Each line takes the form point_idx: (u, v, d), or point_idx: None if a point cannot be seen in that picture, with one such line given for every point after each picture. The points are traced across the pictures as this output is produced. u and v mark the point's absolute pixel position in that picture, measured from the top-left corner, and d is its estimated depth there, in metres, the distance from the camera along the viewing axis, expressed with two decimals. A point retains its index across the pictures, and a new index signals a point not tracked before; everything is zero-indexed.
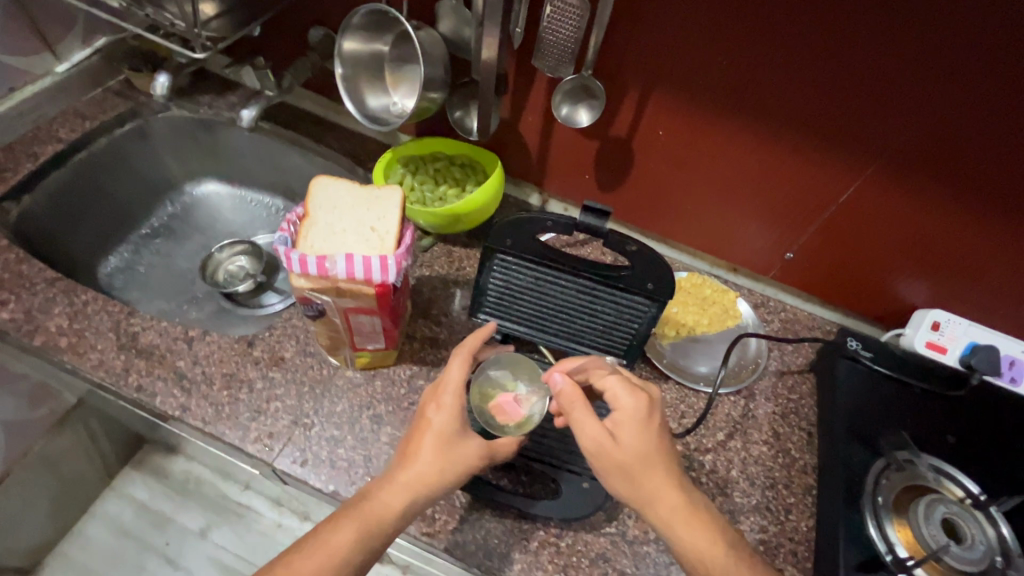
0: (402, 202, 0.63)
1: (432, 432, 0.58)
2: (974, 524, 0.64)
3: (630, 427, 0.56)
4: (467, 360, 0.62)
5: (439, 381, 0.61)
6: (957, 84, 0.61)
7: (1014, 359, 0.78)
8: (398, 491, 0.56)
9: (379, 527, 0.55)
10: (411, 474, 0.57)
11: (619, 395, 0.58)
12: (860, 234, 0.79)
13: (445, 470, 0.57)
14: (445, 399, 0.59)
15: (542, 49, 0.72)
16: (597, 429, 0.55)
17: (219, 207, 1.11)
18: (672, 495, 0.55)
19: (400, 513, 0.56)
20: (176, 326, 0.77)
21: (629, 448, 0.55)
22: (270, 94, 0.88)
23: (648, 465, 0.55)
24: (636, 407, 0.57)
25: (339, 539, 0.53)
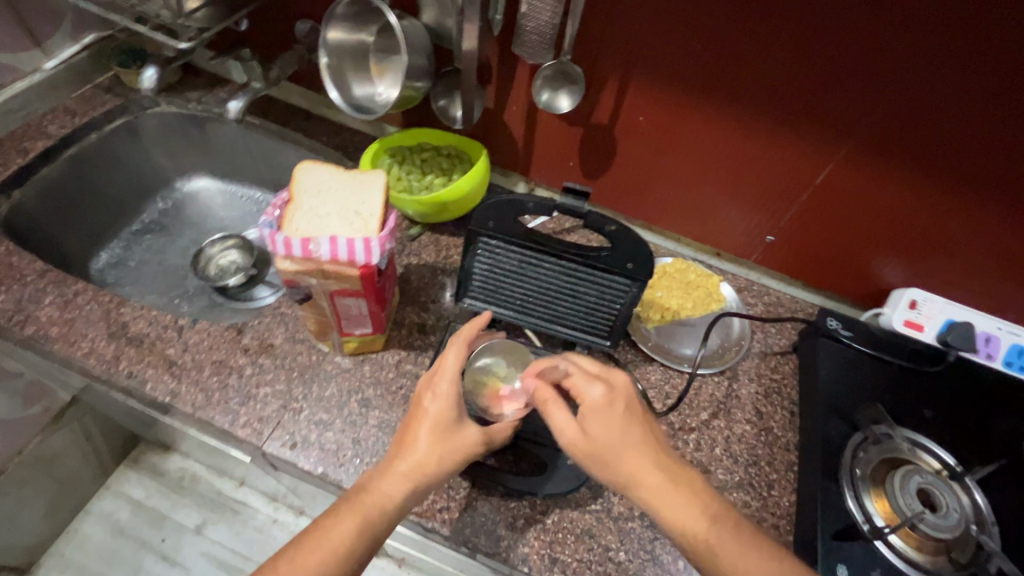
0: (385, 187, 0.64)
1: (429, 420, 0.59)
2: (948, 494, 0.65)
3: (597, 413, 0.57)
4: (461, 347, 0.62)
5: (434, 369, 0.61)
6: (925, 64, 0.63)
7: (990, 335, 0.80)
8: (398, 481, 0.56)
9: (380, 517, 0.55)
10: (410, 464, 0.57)
11: (582, 382, 0.59)
12: (837, 216, 0.80)
13: (444, 458, 0.58)
14: (440, 387, 0.60)
15: (521, 36, 0.73)
16: (564, 420, 0.58)
17: (211, 203, 1.12)
18: (653, 477, 0.54)
19: (401, 502, 0.56)
20: (165, 315, 0.78)
21: (600, 435, 0.56)
22: (256, 86, 0.88)
23: (620, 450, 0.55)
24: (600, 394, 0.58)
25: (341, 532, 0.53)
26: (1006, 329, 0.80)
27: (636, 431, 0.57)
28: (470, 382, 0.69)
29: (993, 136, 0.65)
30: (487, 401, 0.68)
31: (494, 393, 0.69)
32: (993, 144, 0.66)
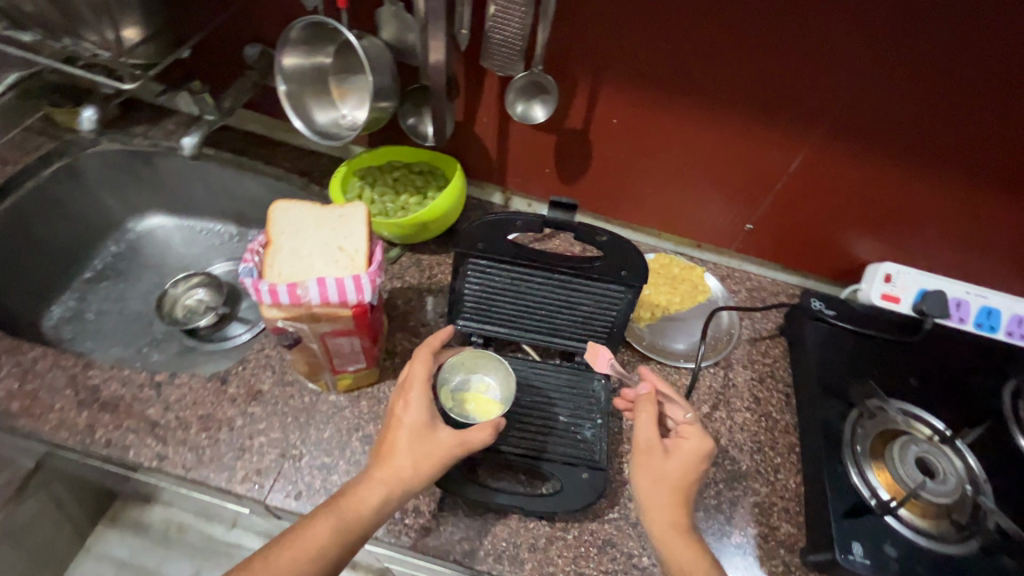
0: (368, 218, 0.62)
1: (404, 428, 0.59)
2: (944, 460, 0.68)
3: (680, 454, 0.61)
4: (428, 358, 0.63)
5: (405, 380, 0.63)
6: (887, 50, 0.65)
7: (960, 300, 0.83)
8: (373, 487, 0.57)
9: (356, 522, 0.56)
10: (386, 471, 0.58)
11: (691, 430, 0.63)
12: (812, 199, 0.83)
13: (418, 465, 0.58)
14: (412, 395, 0.61)
15: (489, 49, 0.72)
16: (650, 431, 0.63)
17: (169, 241, 1.05)
18: (678, 512, 0.60)
19: (377, 509, 0.57)
20: (140, 373, 0.73)
21: (669, 463, 0.61)
22: (210, 118, 0.84)
23: (679, 489, 0.61)
24: (695, 446, 0.62)
25: (315, 536, 0.55)
26: (974, 293, 0.83)
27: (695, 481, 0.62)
28: (449, 399, 0.67)
29: (954, 114, 0.68)
30: (472, 412, 0.66)
31: (477, 403, 0.67)
32: (954, 121, 0.69)
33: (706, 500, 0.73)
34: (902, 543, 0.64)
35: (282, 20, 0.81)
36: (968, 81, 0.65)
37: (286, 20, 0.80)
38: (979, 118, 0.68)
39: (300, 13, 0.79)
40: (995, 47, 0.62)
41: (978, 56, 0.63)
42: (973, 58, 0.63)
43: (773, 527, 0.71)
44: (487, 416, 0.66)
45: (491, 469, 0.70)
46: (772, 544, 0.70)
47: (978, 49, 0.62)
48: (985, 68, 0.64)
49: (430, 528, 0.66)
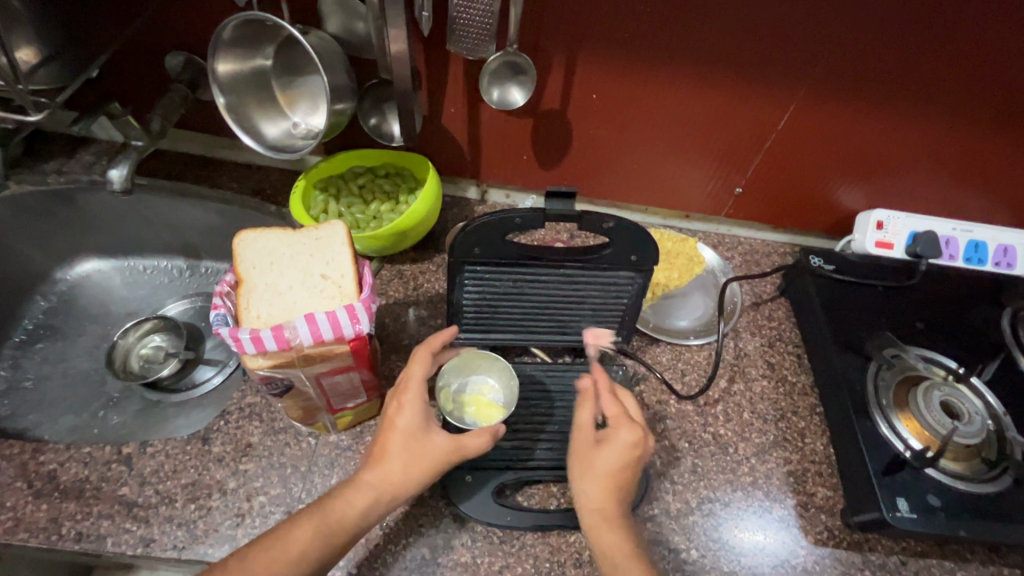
0: (348, 237, 0.55)
1: (397, 431, 0.53)
2: (966, 401, 0.68)
3: (613, 446, 0.55)
4: (427, 357, 0.57)
5: (400, 380, 0.56)
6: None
7: (949, 237, 0.84)
8: (362, 491, 0.52)
9: (339, 527, 0.50)
10: (376, 475, 0.52)
11: (621, 421, 0.56)
12: (798, 156, 0.80)
13: (410, 471, 0.52)
14: (406, 396, 0.54)
15: (456, 31, 0.65)
16: (587, 420, 0.57)
17: (109, 287, 0.93)
18: (609, 502, 0.54)
19: (363, 515, 0.51)
20: (103, 448, 0.64)
21: (600, 456, 0.55)
22: (138, 144, 0.73)
23: (610, 482, 0.54)
24: (626, 439, 0.55)
25: (294, 540, 0.49)
26: (960, 229, 0.84)
27: (631, 475, 0.55)
28: (447, 402, 0.61)
29: (946, 57, 0.65)
30: (471, 417, 0.60)
31: (477, 408, 0.61)
32: (946, 64, 0.65)
33: (742, 478, 0.70)
34: (942, 491, 0.63)
35: (206, 22, 0.71)
36: (961, 21, 0.62)
37: (211, 22, 0.70)
38: (967, 58, 0.65)
39: (229, 12, 0.69)
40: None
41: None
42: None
43: (811, 494, 0.70)
44: (485, 421, 0.60)
45: (521, 487, 0.66)
46: (813, 511, 0.69)
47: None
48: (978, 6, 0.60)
49: (467, 563, 0.60)
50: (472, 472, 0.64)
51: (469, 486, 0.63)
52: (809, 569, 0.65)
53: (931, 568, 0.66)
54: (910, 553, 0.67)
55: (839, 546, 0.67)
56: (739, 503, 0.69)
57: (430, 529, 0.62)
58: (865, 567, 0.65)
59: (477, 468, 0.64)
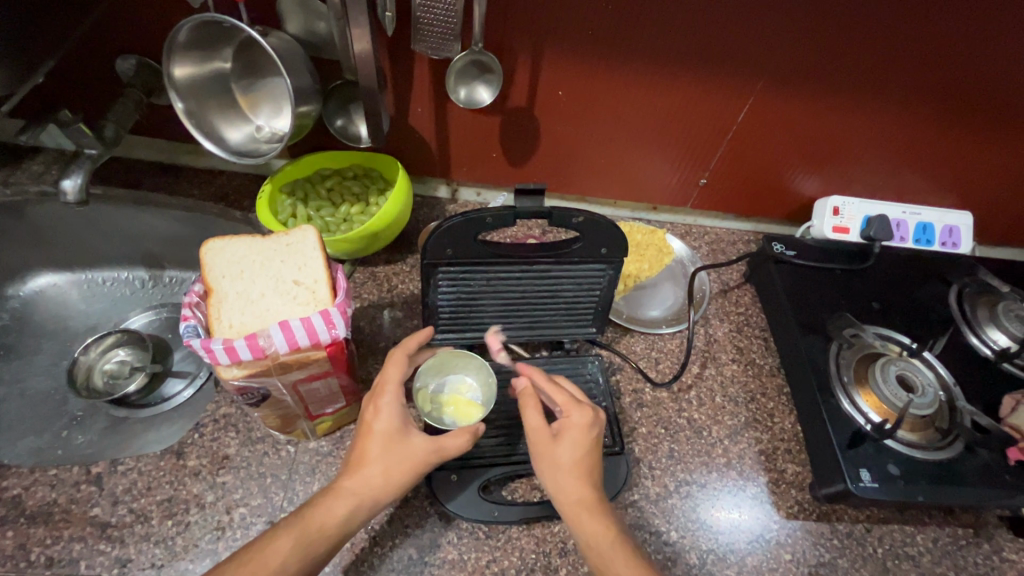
0: (320, 242, 0.54)
1: (376, 435, 0.52)
2: (919, 374, 0.72)
3: (569, 433, 0.56)
4: (404, 358, 0.56)
5: (376, 385, 0.55)
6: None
7: (899, 220, 0.89)
8: (342, 497, 0.51)
9: (320, 535, 0.50)
10: (356, 481, 0.51)
11: (571, 406, 0.57)
12: (757, 147, 0.83)
13: (390, 475, 0.52)
14: (382, 399, 0.53)
15: (421, 31, 0.64)
16: (536, 421, 0.56)
17: (66, 302, 0.89)
18: (584, 488, 0.55)
19: (345, 521, 0.51)
20: (71, 469, 0.62)
21: (561, 448, 0.55)
22: (92, 152, 0.69)
23: (575, 469, 0.55)
24: (582, 421, 0.57)
25: (275, 551, 0.48)
26: (909, 212, 0.89)
27: (594, 454, 0.57)
28: (426, 403, 0.61)
29: (892, 50, 0.68)
30: (449, 417, 0.61)
31: (456, 407, 0.61)
32: (894, 56, 0.69)
33: (716, 459, 0.73)
34: (901, 460, 0.67)
35: (159, 25, 0.69)
36: (906, 16, 0.64)
37: (165, 24, 0.68)
38: (910, 51, 0.68)
39: (183, 14, 0.67)
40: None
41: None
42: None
43: (781, 470, 0.73)
44: (463, 420, 0.60)
45: (505, 482, 0.66)
46: (784, 486, 0.72)
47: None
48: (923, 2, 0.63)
49: (454, 560, 0.61)
50: (458, 471, 0.64)
51: (454, 485, 0.63)
52: (782, 541, 0.68)
53: (893, 533, 0.70)
54: (874, 520, 0.71)
55: (808, 519, 0.70)
56: (715, 484, 0.71)
57: (416, 529, 0.62)
58: (833, 536, 0.69)
59: (461, 467, 0.64)
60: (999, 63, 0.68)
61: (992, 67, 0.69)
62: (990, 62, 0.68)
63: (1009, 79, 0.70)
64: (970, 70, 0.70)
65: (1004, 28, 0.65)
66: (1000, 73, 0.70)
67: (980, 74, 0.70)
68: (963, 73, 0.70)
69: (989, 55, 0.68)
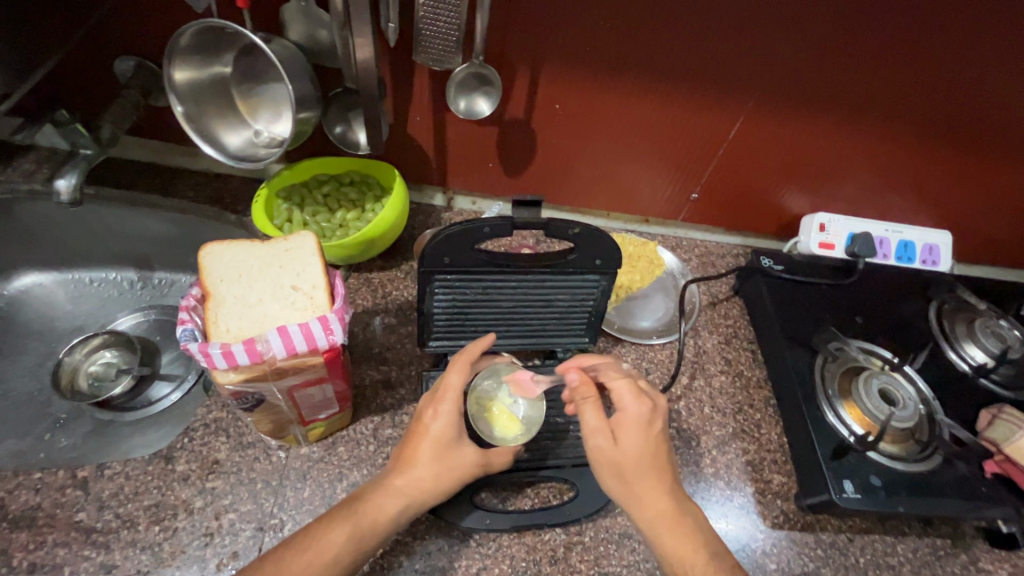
0: (319, 248, 0.55)
1: (429, 437, 0.54)
2: (901, 388, 0.75)
3: (631, 427, 0.55)
4: (467, 366, 0.56)
5: (436, 388, 0.56)
6: (824, 14, 0.64)
7: (883, 238, 0.92)
8: (393, 496, 0.53)
9: (371, 531, 0.51)
10: (406, 481, 0.53)
11: (629, 400, 0.57)
12: (748, 163, 0.85)
13: (440, 479, 0.54)
14: (442, 406, 0.55)
15: (423, 43, 0.66)
16: (594, 423, 0.55)
17: (52, 302, 0.87)
18: (661, 495, 0.54)
19: (393, 519, 0.53)
20: (56, 473, 0.61)
21: (629, 451, 0.54)
22: (86, 153, 0.69)
23: (643, 470, 0.54)
24: (638, 416, 0.56)
25: (329, 543, 0.49)
26: (892, 230, 0.92)
27: (661, 449, 0.56)
28: (475, 407, 0.61)
29: (881, 72, 0.70)
30: (493, 429, 0.60)
31: (502, 419, 0.60)
32: (883, 78, 0.71)
33: (704, 469, 0.74)
34: (883, 472, 0.69)
35: (159, 28, 0.69)
36: (895, 40, 0.67)
37: (165, 27, 0.69)
38: (896, 75, 0.70)
39: (185, 18, 0.67)
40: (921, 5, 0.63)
41: (904, 14, 0.64)
42: (900, 16, 0.64)
43: (767, 481, 0.75)
44: (506, 435, 0.60)
45: (496, 490, 0.67)
46: (770, 496, 0.73)
47: (907, 8, 0.64)
48: (911, 26, 0.65)
49: (445, 568, 0.61)
50: None
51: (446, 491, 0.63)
52: (768, 551, 0.69)
53: (874, 543, 0.72)
54: (856, 531, 0.72)
55: (793, 528, 0.71)
56: (704, 493, 0.72)
57: (408, 537, 0.62)
58: (817, 546, 0.70)
59: None
60: (981, 87, 0.71)
61: (974, 91, 0.72)
62: (973, 86, 0.71)
63: (990, 103, 0.73)
64: (954, 94, 0.72)
65: (986, 54, 0.67)
66: (981, 97, 0.73)
67: (962, 99, 0.73)
68: (947, 96, 0.73)
69: (972, 79, 0.70)
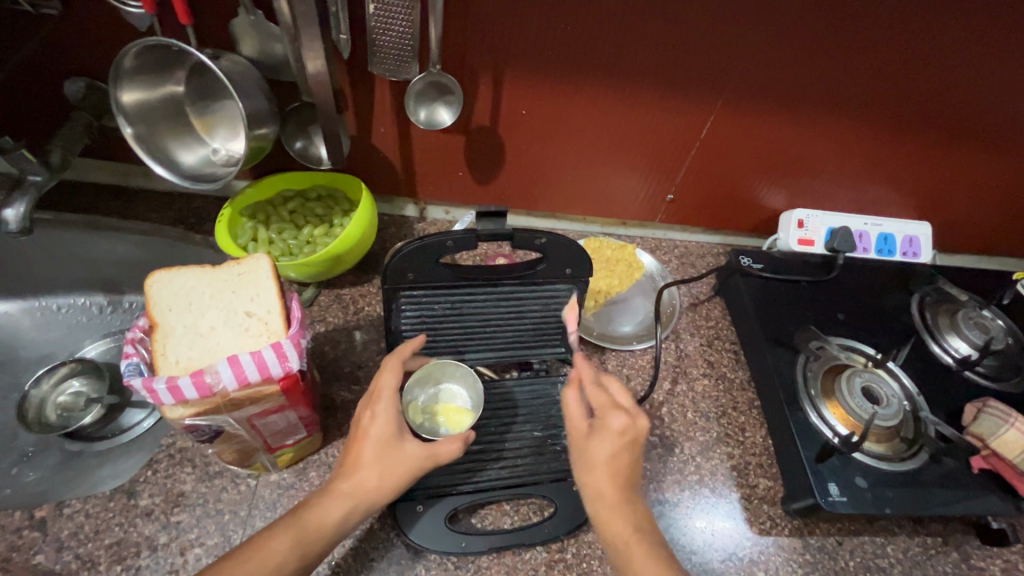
0: (274, 271, 0.53)
1: (370, 439, 0.52)
2: (884, 385, 0.73)
3: (604, 433, 0.54)
4: (400, 366, 0.56)
5: (372, 389, 0.55)
6: (788, 10, 0.63)
7: (862, 231, 0.90)
8: (338, 500, 0.50)
9: (316, 538, 0.49)
10: (351, 484, 0.51)
11: (609, 409, 0.56)
12: (722, 161, 0.84)
13: (386, 478, 0.51)
14: (379, 404, 0.53)
15: (377, 53, 0.64)
16: (573, 407, 0.58)
17: (14, 331, 0.83)
18: (611, 488, 0.53)
19: (339, 524, 0.50)
20: (13, 513, 0.58)
21: (592, 448, 0.54)
22: (36, 179, 0.67)
23: (607, 475, 0.53)
24: (619, 427, 0.54)
25: (270, 552, 0.47)
26: (870, 223, 0.91)
27: (630, 462, 0.54)
28: (423, 422, 0.59)
29: (850, 65, 0.69)
30: (451, 427, 0.60)
31: (448, 414, 0.60)
32: (851, 71, 0.70)
33: (689, 477, 0.73)
34: (869, 472, 0.68)
35: (107, 47, 0.67)
36: (861, 34, 0.66)
37: (113, 46, 0.66)
38: (864, 66, 0.69)
39: (132, 37, 0.65)
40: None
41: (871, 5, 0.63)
42: (867, 8, 0.63)
43: (753, 486, 0.73)
44: (464, 426, 0.60)
45: (474, 509, 0.65)
46: (756, 502, 0.72)
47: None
48: (879, 19, 0.64)
49: None
50: (425, 501, 0.62)
51: (422, 517, 0.61)
52: (756, 559, 0.68)
53: (864, 545, 0.70)
54: (846, 533, 0.71)
55: (781, 534, 0.70)
56: (689, 501, 0.71)
57: (383, 562, 0.61)
58: (805, 551, 0.69)
59: (429, 497, 0.63)
60: (948, 77, 0.71)
61: (941, 82, 0.71)
62: (943, 74, 0.70)
63: (961, 90, 0.72)
64: (925, 83, 0.71)
65: (952, 44, 0.67)
66: (949, 88, 0.72)
67: (932, 88, 0.72)
68: (916, 88, 0.72)
69: (941, 69, 0.69)
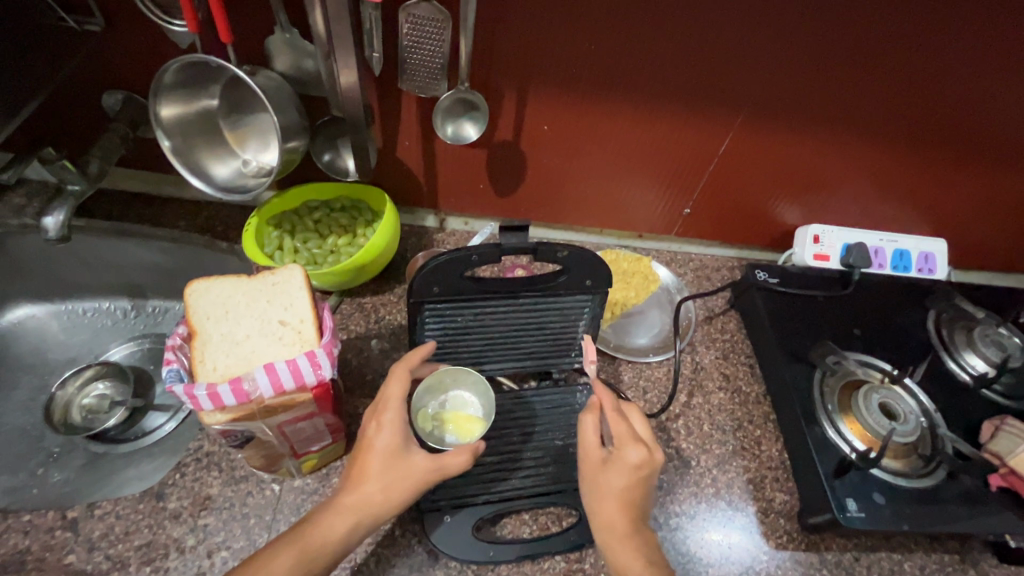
0: (307, 281, 0.55)
1: (376, 451, 0.53)
2: (901, 402, 0.74)
3: (618, 465, 0.55)
4: (406, 374, 0.57)
5: (378, 401, 0.56)
6: (809, 32, 0.64)
7: (878, 248, 0.90)
8: (342, 514, 0.51)
9: (320, 552, 0.51)
10: (358, 498, 0.52)
11: (627, 441, 0.56)
12: (740, 177, 0.85)
13: (390, 491, 0.52)
14: (386, 416, 0.54)
15: (408, 70, 0.66)
16: (590, 436, 0.58)
17: (44, 334, 0.85)
18: (621, 520, 0.54)
19: (344, 538, 0.51)
20: (46, 514, 0.60)
21: (607, 477, 0.55)
22: (75, 189, 0.69)
23: (621, 505, 0.55)
24: (636, 460, 0.55)
25: (272, 570, 0.48)
26: (886, 239, 0.91)
27: (644, 492, 0.56)
28: (433, 431, 0.60)
29: (868, 84, 0.70)
30: (460, 436, 0.60)
31: (460, 423, 0.61)
32: (869, 90, 0.71)
33: (706, 489, 0.73)
34: (887, 489, 0.68)
35: (145, 62, 0.69)
36: (880, 54, 0.67)
37: (151, 61, 0.69)
38: (882, 85, 0.70)
39: (169, 50, 0.67)
40: (906, 18, 0.63)
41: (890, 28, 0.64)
42: (887, 30, 0.64)
43: (770, 499, 0.73)
44: (473, 435, 0.60)
45: (496, 518, 0.66)
46: (772, 516, 0.72)
47: (894, 23, 0.64)
48: (899, 41, 0.66)
49: None
50: (451, 511, 0.63)
51: (447, 526, 0.62)
52: (773, 572, 0.68)
53: (881, 561, 0.70)
54: (862, 548, 0.71)
55: (797, 548, 0.70)
56: (705, 513, 0.71)
57: (405, 568, 0.62)
58: (822, 566, 0.69)
59: (455, 507, 0.63)
60: (966, 98, 0.72)
61: (958, 103, 0.72)
62: (960, 95, 0.71)
63: (979, 110, 0.73)
64: (942, 103, 0.72)
65: (970, 66, 0.68)
66: (965, 108, 0.73)
67: (949, 108, 0.73)
68: (933, 108, 0.73)
69: (958, 89, 0.70)
